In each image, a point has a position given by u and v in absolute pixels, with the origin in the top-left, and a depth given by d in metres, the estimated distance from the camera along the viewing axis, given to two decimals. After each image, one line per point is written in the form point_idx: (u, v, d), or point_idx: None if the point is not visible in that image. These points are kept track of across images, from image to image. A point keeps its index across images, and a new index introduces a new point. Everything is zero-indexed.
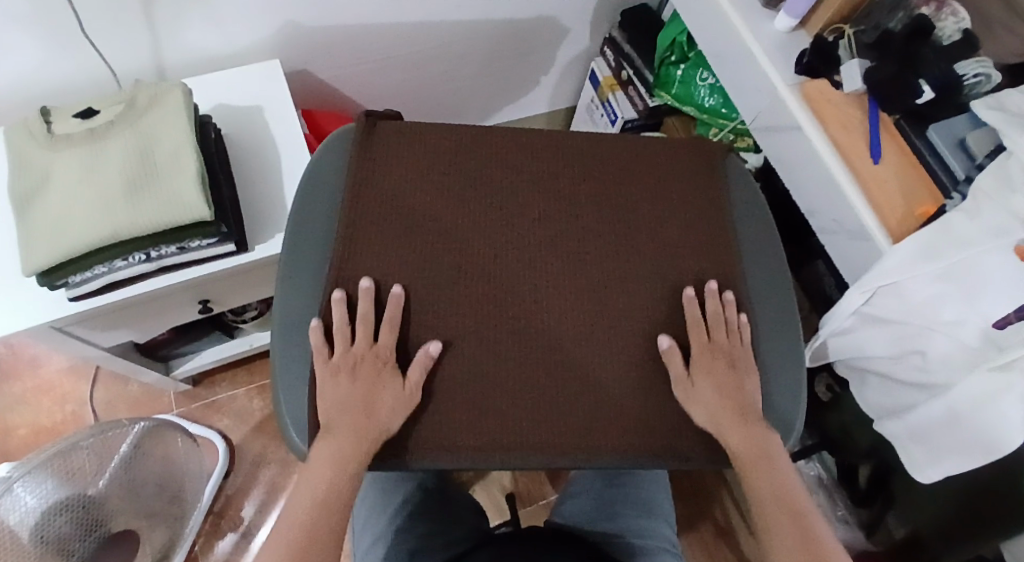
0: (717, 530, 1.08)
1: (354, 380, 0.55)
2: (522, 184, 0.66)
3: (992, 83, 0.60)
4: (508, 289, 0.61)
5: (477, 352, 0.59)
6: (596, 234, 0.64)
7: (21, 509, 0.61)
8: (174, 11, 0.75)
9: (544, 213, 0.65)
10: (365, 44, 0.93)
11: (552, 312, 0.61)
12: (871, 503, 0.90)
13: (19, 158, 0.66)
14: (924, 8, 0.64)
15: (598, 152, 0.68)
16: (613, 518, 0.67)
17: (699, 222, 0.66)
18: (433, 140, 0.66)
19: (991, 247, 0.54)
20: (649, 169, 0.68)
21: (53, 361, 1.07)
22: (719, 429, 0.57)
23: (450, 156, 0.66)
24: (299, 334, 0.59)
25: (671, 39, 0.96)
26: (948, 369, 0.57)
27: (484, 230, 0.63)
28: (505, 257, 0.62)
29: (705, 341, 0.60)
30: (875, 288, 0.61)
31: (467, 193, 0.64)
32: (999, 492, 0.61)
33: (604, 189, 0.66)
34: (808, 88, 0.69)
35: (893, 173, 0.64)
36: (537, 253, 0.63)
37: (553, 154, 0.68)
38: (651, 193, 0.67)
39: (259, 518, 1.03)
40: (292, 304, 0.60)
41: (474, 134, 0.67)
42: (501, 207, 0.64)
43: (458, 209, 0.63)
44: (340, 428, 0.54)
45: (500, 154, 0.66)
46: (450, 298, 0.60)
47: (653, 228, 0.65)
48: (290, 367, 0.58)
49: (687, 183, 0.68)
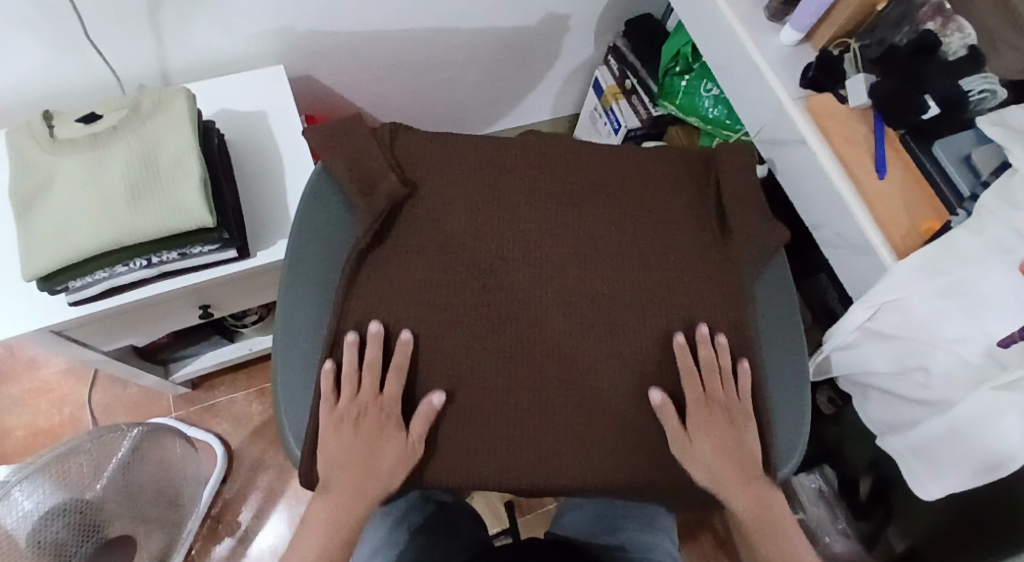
0: (716, 541, 1.08)
1: (358, 429, 0.56)
2: (533, 232, 0.63)
3: (998, 99, 0.60)
4: (514, 348, 0.60)
5: (475, 375, 0.59)
6: (605, 287, 0.62)
7: (18, 513, 0.61)
8: (179, 15, 0.74)
9: (556, 265, 0.63)
10: (371, 51, 0.94)
11: (559, 371, 0.59)
12: (870, 518, 0.91)
13: (21, 161, 0.65)
14: (930, 23, 0.64)
15: (613, 192, 0.66)
16: (614, 530, 0.67)
17: (708, 265, 0.63)
18: (443, 184, 0.64)
19: (994, 263, 0.54)
20: (658, 208, 0.66)
21: (51, 363, 1.07)
22: (713, 478, 0.57)
23: (463, 201, 0.63)
24: (298, 337, 0.60)
25: (676, 50, 0.96)
26: (948, 384, 0.57)
27: (495, 240, 0.63)
28: (511, 314, 0.61)
29: (699, 393, 0.58)
30: (879, 304, 0.60)
31: (476, 243, 0.62)
32: (999, 511, 0.61)
33: (617, 236, 0.64)
34: (813, 101, 0.68)
35: (896, 189, 0.63)
36: (544, 309, 0.61)
37: (568, 196, 0.65)
38: (664, 235, 0.64)
39: (257, 523, 1.02)
40: (297, 308, 0.61)
41: (483, 146, 0.66)
42: (509, 226, 0.63)
43: (465, 227, 0.62)
44: (338, 479, 0.55)
45: (515, 199, 0.64)
46: (457, 357, 0.59)
47: (667, 277, 0.62)
48: (291, 384, 0.59)
49: (691, 212, 0.66)
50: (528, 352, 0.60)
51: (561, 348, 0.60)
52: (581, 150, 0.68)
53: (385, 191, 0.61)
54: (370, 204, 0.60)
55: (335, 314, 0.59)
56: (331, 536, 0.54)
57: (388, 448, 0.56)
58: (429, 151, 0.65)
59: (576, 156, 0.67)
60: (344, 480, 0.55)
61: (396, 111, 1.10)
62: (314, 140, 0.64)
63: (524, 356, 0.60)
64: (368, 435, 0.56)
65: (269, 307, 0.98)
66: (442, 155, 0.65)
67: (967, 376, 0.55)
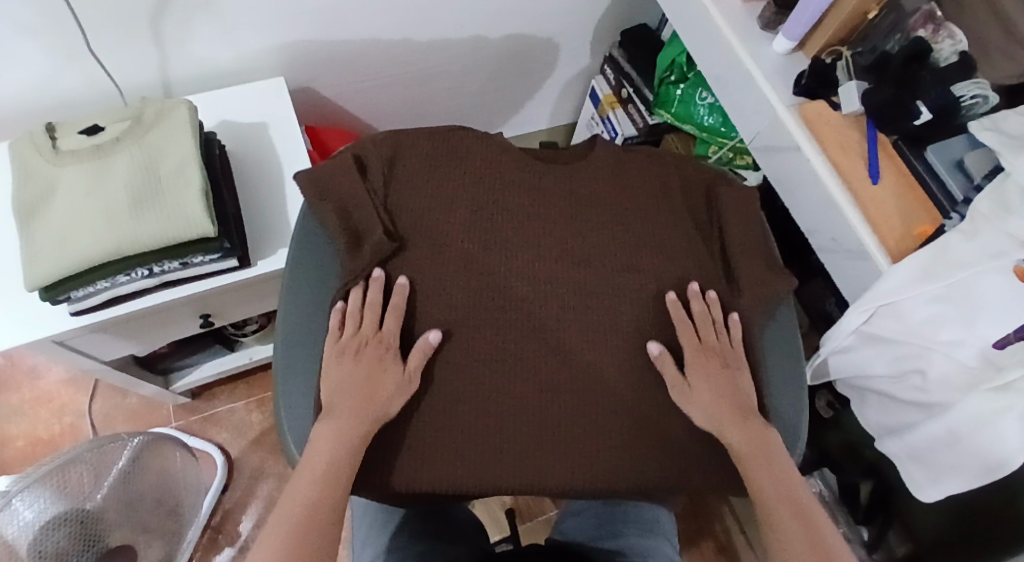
0: (717, 547, 1.08)
1: (472, 371, 0.58)
2: (534, 281, 0.61)
3: (990, 105, 0.61)
4: (522, 389, 0.58)
5: (478, 396, 0.57)
6: (610, 341, 0.60)
7: (19, 523, 0.61)
8: (182, 26, 0.75)
9: (558, 318, 0.60)
10: (368, 63, 0.95)
11: (564, 430, 0.58)
12: (870, 522, 0.91)
13: (23, 172, 0.66)
14: (922, 31, 0.65)
15: (615, 232, 0.63)
16: (614, 536, 0.67)
17: (714, 316, 0.61)
18: (438, 228, 0.61)
19: (988, 268, 0.55)
20: (664, 250, 0.63)
21: (52, 373, 1.07)
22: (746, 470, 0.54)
23: (458, 250, 0.60)
24: (293, 365, 0.59)
25: (670, 59, 0.98)
26: (945, 388, 0.57)
27: (497, 263, 0.61)
28: (512, 371, 0.58)
29: (697, 343, 0.59)
30: (874, 307, 0.61)
31: (480, 266, 0.60)
32: (999, 513, 0.62)
33: (619, 256, 0.62)
34: (806, 109, 0.69)
35: (891, 194, 0.64)
36: (544, 364, 0.59)
37: (570, 234, 0.63)
38: (669, 280, 0.62)
39: (257, 533, 1.02)
40: (293, 333, 0.60)
41: (481, 164, 0.63)
42: (510, 247, 0.61)
43: (464, 249, 0.60)
44: (341, 407, 0.54)
45: (516, 239, 0.62)
46: (461, 418, 0.57)
47: (666, 324, 0.61)
48: (291, 401, 0.57)
49: (695, 247, 0.64)
50: (531, 407, 0.58)
51: (567, 404, 0.58)
52: (581, 184, 0.64)
53: (371, 247, 0.59)
54: (360, 261, 0.59)
55: (328, 373, 0.57)
56: (329, 463, 0.51)
57: (561, 409, 0.58)
58: (423, 194, 0.62)
59: (575, 193, 0.64)
60: (349, 415, 0.54)
61: (395, 121, 1.11)
62: (305, 186, 0.61)
63: (526, 413, 0.58)
64: (369, 370, 0.56)
65: (270, 316, 0.98)
66: (435, 198, 0.62)
67: (964, 379, 0.56)
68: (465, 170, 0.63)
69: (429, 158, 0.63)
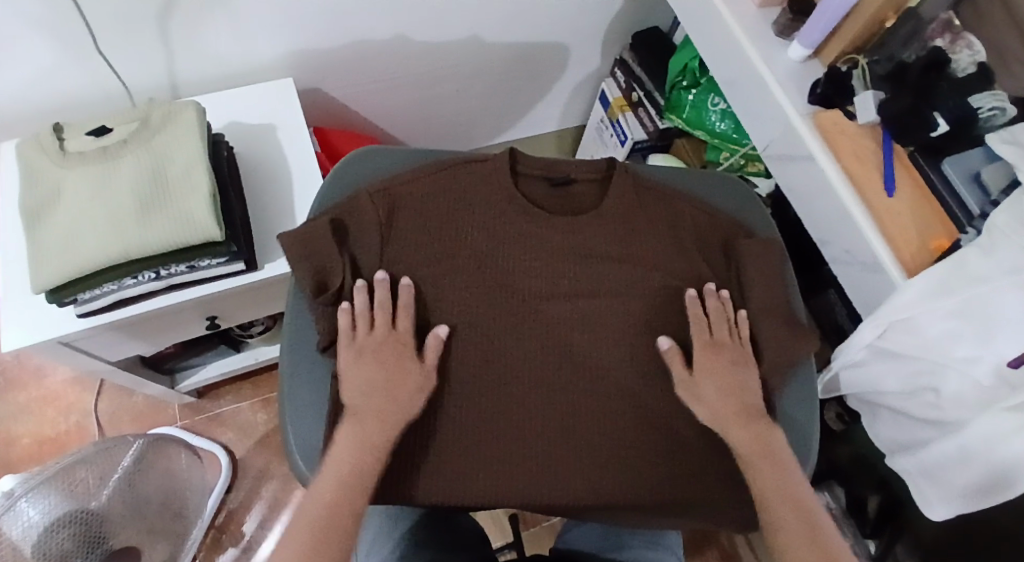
0: (721, 556, 1.07)
1: (484, 417, 0.57)
2: (609, 314, 0.60)
3: (1008, 116, 0.59)
4: (541, 434, 0.57)
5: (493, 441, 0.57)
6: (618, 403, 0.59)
7: (24, 523, 0.61)
8: (191, 26, 0.75)
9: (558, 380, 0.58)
10: (379, 63, 0.94)
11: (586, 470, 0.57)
12: (878, 535, 0.89)
13: (31, 173, 0.66)
14: (939, 40, 0.64)
15: (626, 286, 0.61)
16: (621, 548, 0.66)
17: None
18: (439, 278, 0.60)
19: (1002, 284, 0.53)
20: (717, 312, 0.59)
21: (58, 371, 1.07)
22: None
23: (466, 297, 0.60)
24: (306, 392, 0.60)
25: (683, 64, 0.97)
26: (959, 406, 0.56)
27: (508, 313, 0.60)
28: (510, 435, 0.57)
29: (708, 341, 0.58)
30: (888, 322, 0.59)
31: (489, 314, 0.59)
32: (1012, 534, 0.61)
33: (633, 298, 0.61)
34: (821, 117, 0.68)
35: (907, 206, 0.63)
36: (546, 425, 0.57)
37: (582, 277, 0.61)
38: (717, 342, 0.59)
39: (260, 534, 1.03)
40: (303, 373, 0.61)
41: (485, 209, 0.62)
42: (524, 293, 0.60)
43: (474, 296, 0.60)
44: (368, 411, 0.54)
45: (524, 282, 0.61)
46: (451, 476, 0.56)
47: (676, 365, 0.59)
48: (300, 423, 0.59)
49: (721, 310, 0.60)
50: (536, 465, 0.57)
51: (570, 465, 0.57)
52: (594, 230, 0.62)
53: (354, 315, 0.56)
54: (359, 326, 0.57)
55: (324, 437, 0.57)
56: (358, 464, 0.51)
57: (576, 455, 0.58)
58: (424, 242, 0.61)
59: (585, 247, 0.62)
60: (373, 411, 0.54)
61: (403, 123, 1.10)
62: (290, 251, 0.59)
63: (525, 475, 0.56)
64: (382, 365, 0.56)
65: (276, 318, 0.98)
66: (435, 255, 0.61)
67: (980, 398, 0.54)
68: (471, 217, 0.62)
69: (430, 206, 0.62)
